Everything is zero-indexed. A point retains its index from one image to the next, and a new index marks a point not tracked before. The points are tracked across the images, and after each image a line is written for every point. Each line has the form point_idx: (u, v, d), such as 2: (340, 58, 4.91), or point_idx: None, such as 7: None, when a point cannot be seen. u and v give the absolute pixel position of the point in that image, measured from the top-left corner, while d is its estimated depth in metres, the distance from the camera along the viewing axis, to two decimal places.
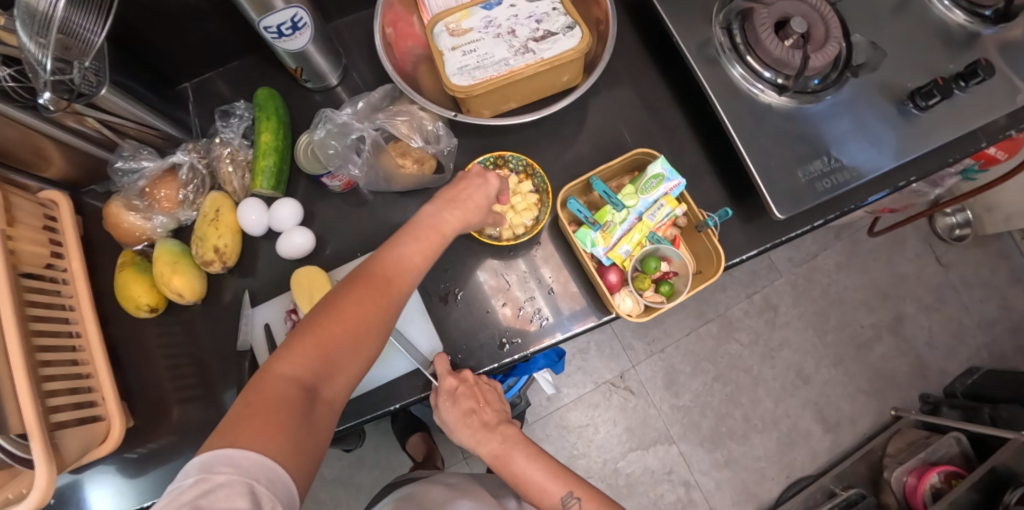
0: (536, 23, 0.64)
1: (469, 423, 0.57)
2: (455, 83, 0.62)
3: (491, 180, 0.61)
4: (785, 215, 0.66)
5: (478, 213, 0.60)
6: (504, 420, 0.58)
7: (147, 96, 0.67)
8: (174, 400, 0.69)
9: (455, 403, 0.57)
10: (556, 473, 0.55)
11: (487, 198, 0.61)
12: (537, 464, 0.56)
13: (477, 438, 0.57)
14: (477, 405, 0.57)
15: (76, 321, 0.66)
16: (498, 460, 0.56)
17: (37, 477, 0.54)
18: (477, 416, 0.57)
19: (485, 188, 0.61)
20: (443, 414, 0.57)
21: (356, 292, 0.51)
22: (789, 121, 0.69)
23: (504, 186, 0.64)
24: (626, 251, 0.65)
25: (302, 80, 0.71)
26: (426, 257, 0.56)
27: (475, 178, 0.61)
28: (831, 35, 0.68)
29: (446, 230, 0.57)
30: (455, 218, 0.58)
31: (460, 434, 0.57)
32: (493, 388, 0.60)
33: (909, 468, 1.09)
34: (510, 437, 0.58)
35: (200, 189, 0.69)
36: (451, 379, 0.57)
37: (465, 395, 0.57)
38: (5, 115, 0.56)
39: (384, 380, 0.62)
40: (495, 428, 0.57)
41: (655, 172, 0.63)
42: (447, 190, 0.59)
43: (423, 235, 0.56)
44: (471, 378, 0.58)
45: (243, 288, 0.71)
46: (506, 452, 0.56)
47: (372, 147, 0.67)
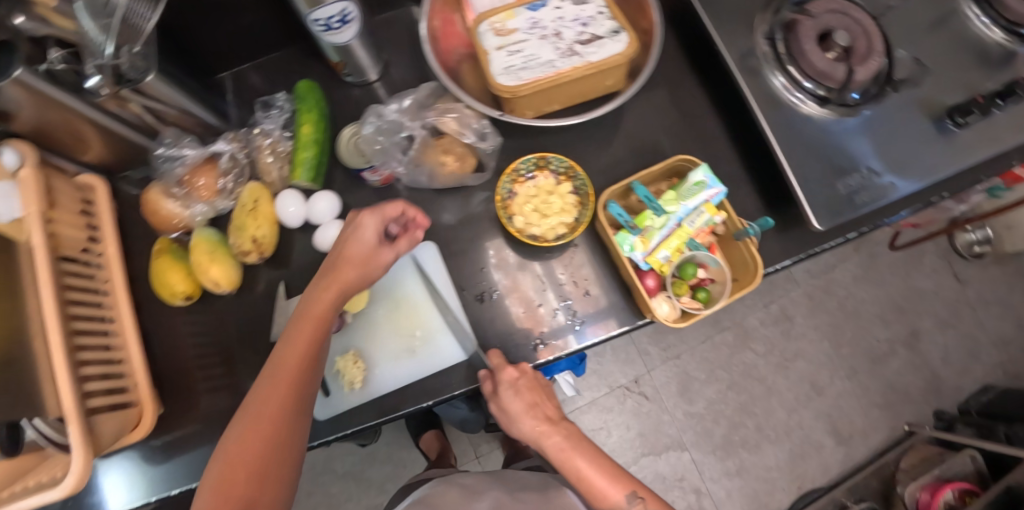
0: (581, 26, 0.65)
1: (535, 415, 0.58)
2: (500, 83, 0.62)
3: (364, 222, 0.57)
4: (823, 225, 0.65)
5: (369, 267, 0.57)
6: (566, 417, 0.60)
7: (189, 82, 0.66)
8: (202, 388, 0.69)
9: (517, 392, 0.58)
10: (618, 477, 0.55)
11: (367, 247, 0.57)
12: (599, 466, 0.55)
13: (540, 430, 0.57)
14: (538, 399, 0.59)
15: (110, 306, 0.66)
16: (562, 454, 0.56)
17: (73, 461, 0.54)
18: (539, 409, 0.59)
19: (361, 238, 0.57)
20: (507, 403, 0.58)
21: (248, 412, 0.49)
22: (829, 132, 0.69)
23: (383, 207, 0.58)
24: (664, 256, 0.64)
25: (343, 74, 0.71)
26: (312, 348, 0.53)
27: (349, 231, 0.57)
28: (874, 49, 0.69)
29: (325, 313, 0.55)
30: (333, 294, 0.56)
31: (523, 423, 0.58)
32: (550, 386, 0.62)
33: (922, 484, 1.08)
34: (573, 433, 0.58)
35: (239, 179, 0.69)
36: (513, 368, 0.59)
37: (526, 387, 0.59)
38: (56, 99, 0.57)
39: (420, 375, 0.64)
40: (558, 423, 0.58)
41: (696, 180, 0.63)
42: (324, 263, 0.57)
43: (301, 327, 0.54)
44: (531, 371, 0.60)
45: (276, 279, 0.71)
46: (570, 449, 0.56)
47: (422, 145, 0.68)
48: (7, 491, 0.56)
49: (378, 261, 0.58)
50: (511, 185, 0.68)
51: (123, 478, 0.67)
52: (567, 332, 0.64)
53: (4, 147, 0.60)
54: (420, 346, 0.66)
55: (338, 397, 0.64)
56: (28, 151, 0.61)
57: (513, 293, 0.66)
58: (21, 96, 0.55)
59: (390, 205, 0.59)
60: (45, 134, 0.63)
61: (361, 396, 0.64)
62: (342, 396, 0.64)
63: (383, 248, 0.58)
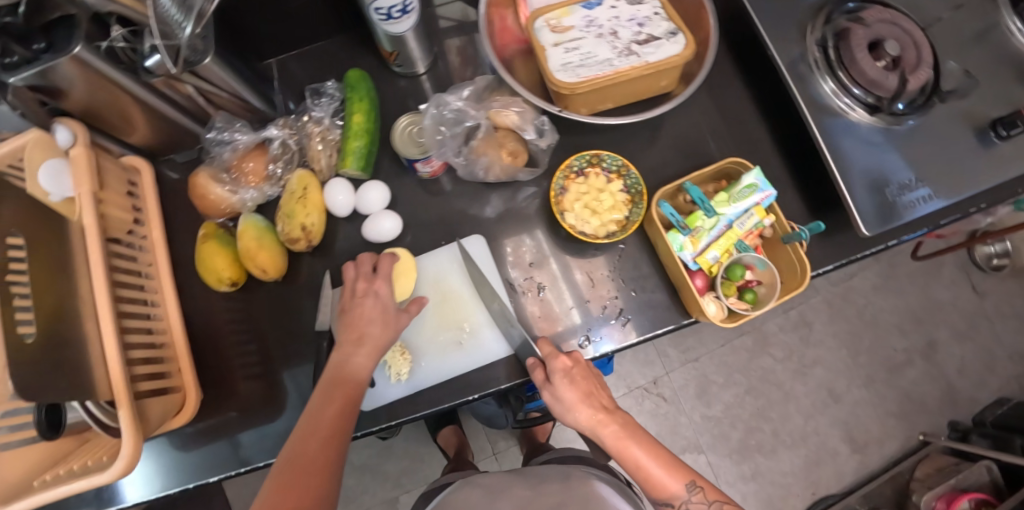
0: (638, 26, 0.65)
1: (591, 404, 0.60)
2: (559, 79, 0.62)
3: (380, 289, 0.63)
4: (871, 231, 0.66)
5: (389, 329, 0.62)
6: (619, 407, 0.62)
7: (242, 68, 0.66)
8: (241, 376, 0.68)
9: (572, 382, 0.60)
10: (673, 466, 0.59)
11: (385, 309, 0.62)
12: (655, 456, 0.58)
13: (598, 419, 0.60)
14: (592, 389, 0.61)
15: (153, 290, 0.66)
16: (620, 442, 0.59)
17: (124, 442, 0.54)
18: (595, 400, 0.61)
19: (378, 300, 0.62)
20: (563, 393, 0.59)
21: (282, 467, 0.51)
22: (877, 140, 0.68)
23: (382, 270, 0.64)
24: (714, 257, 0.65)
25: (394, 64, 0.71)
26: (346, 407, 0.56)
27: (365, 298, 0.62)
28: (923, 61, 0.69)
29: (355, 376, 0.59)
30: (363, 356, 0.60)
31: (580, 413, 0.60)
32: (600, 375, 0.63)
33: (938, 493, 1.09)
34: (628, 423, 0.61)
35: (289, 165, 0.70)
36: (566, 358, 0.60)
37: (580, 376, 0.61)
38: (106, 75, 0.55)
39: (469, 368, 0.66)
40: (614, 413, 0.60)
41: (748, 182, 0.64)
42: (343, 332, 0.60)
43: (334, 389, 0.57)
44: (583, 360, 0.62)
45: (320, 268, 0.70)
46: (627, 438, 0.59)
47: (484, 137, 0.67)
48: (51, 474, 0.57)
49: (395, 324, 0.62)
50: (563, 181, 0.68)
51: (157, 463, 0.66)
52: (581, 333, 0.66)
53: (56, 124, 0.59)
54: (468, 339, 0.67)
55: (384, 387, 0.65)
56: (80, 130, 0.60)
57: (563, 287, 0.68)
58: (75, 73, 0.54)
59: (386, 262, 0.64)
60: (94, 115, 0.62)
61: (407, 387, 0.65)
62: (388, 386, 0.65)
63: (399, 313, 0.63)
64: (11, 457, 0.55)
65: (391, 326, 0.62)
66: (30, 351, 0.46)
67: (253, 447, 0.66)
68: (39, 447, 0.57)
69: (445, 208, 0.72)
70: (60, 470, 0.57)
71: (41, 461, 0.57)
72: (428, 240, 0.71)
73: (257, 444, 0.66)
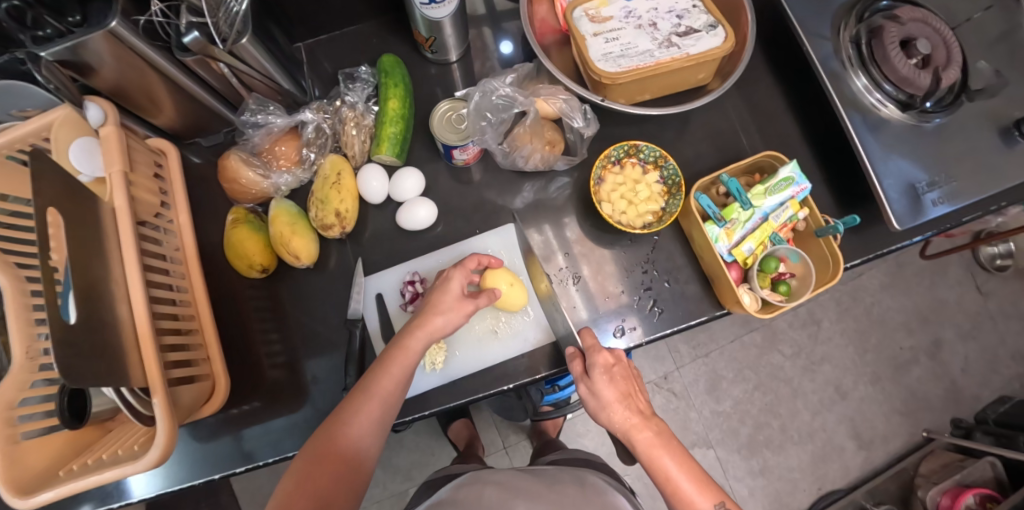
0: (677, 18, 0.64)
1: (627, 404, 0.58)
2: (600, 68, 0.62)
3: (452, 276, 0.62)
4: (902, 227, 0.66)
5: (451, 313, 0.60)
6: (656, 414, 0.59)
7: (276, 50, 0.65)
8: (266, 364, 0.67)
9: (611, 379, 0.59)
10: (704, 485, 0.55)
11: (453, 298, 0.60)
12: (687, 468, 0.55)
13: (631, 423, 0.57)
14: (631, 390, 0.59)
15: (182, 275, 0.63)
16: (652, 450, 0.56)
17: (158, 431, 0.51)
18: (632, 403, 0.59)
19: (444, 285, 0.61)
20: (601, 389, 0.58)
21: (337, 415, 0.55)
22: (908, 136, 0.68)
23: (467, 263, 0.63)
24: (749, 249, 0.65)
25: (428, 50, 0.70)
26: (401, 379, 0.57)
27: (436, 285, 0.61)
28: (952, 60, 0.68)
29: (414, 349, 0.58)
30: (421, 335, 0.58)
31: (614, 412, 0.58)
32: (641, 380, 0.62)
33: (943, 488, 1.11)
34: (664, 431, 0.58)
35: (322, 150, 0.69)
36: (608, 354, 0.60)
37: (620, 375, 0.60)
38: (140, 52, 0.53)
39: (504, 357, 0.66)
40: (651, 418, 0.58)
41: (785, 175, 0.63)
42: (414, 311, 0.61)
43: (392, 356, 0.57)
44: (624, 360, 0.61)
45: (350, 255, 0.70)
46: (661, 444, 0.56)
47: (531, 126, 0.66)
48: (78, 463, 0.54)
49: (458, 309, 0.60)
50: (601, 171, 0.68)
51: (177, 453, 0.64)
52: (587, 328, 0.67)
53: (86, 102, 0.56)
54: (504, 327, 0.67)
55: (418, 377, 0.65)
56: (111, 109, 0.57)
57: (601, 277, 0.68)
58: (106, 50, 0.52)
59: (470, 261, 0.64)
60: (123, 95, 0.59)
61: (442, 377, 0.65)
62: (423, 375, 0.65)
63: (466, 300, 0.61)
64: (38, 444, 0.52)
65: (456, 313, 0.60)
66: (72, 333, 0.45)
67: (279, 438, 0.65)
68: (64, 434, 0.55)
69: (479, 197, 0.71)
70: (88, 460, 0.55)
71: (68, 450, 0.55)
72: (461, 229, 0.71)
73: (283, 435, 0.65)
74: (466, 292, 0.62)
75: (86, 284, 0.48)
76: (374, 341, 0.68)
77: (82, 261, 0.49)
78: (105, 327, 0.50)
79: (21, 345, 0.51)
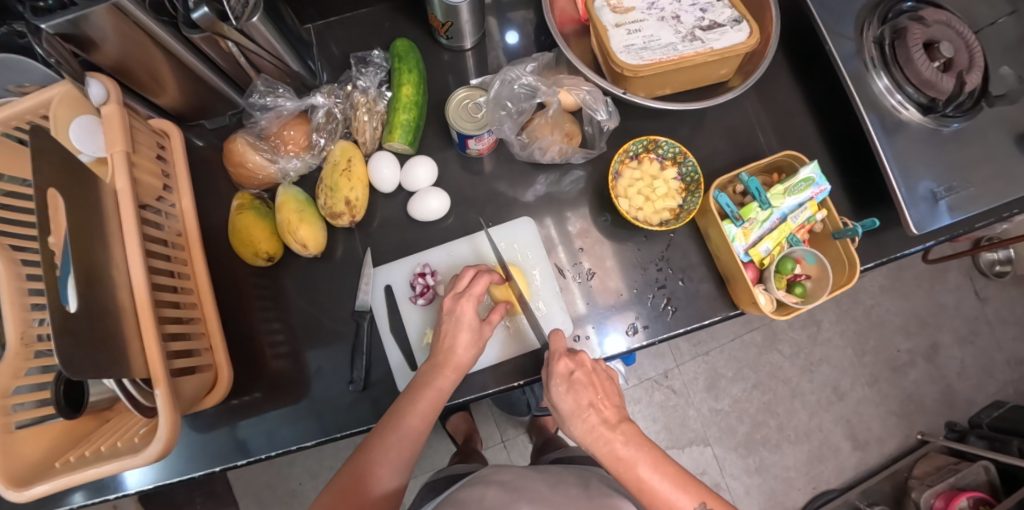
0: (701, 11, 0.63)
1: (587, 415, 0.57)
2: (622, 61, 0.60)
3: (466, 309, 0.59)
4: (920, 231, 0.65)
5: (475, 345, 0.59)
6: (624, 418, 0.58)
7: (286, 30, 0.62)
8: (267, 355, 0.65)
9: (570, 389, 0.58)
10: (683, 484, 0.55)
11: (472, 330, 0.58)
12: (663, 473, 0.55)
13: (594, 435, 0.56)
14: (594, 397, 0.58)
15: (184, 261, 0.61)
16: (619, 462, 0.55)
17: (160, 424, 0.49)
18: (594, 411, 0.57)
19: (459, 322, 0.58)
20: (558, 400, 0.58)
21: (363, 448, 0.55)
22: (927, 140, 0.67)
23: (474, 289, 0.59)
24: (766, 249, 0.64)
25: (443, 36, 0.68)
26: (428, 419, 0.56)
27: (447, 322, 0.58)
28: (975, 64, 0.67)
29: (445, 389, 0.57)
30: (449, 374, 0.58)
31: (574, 424, 0.57)
32: (610, 381, 0.61)
33: (937, 491, 1.12)
34: (632, 437, 0.56)
35: (332, 136, 0.68)
36: (568, 361, 0.59)
37: (580, 382, 0.59)
38: (144, 27, 0.50)
39: (517, 353, 0.66)
40: (616, 427, 0.57)
41: (805, 176, 0.63)
42: (432, 354, 0.59)
43: (420, 396, 0.56)
44: (587, 364, 0.60)
45: (358, 245, 0.68)
46: (631, 455, 0.55)
47: (552, 117, 0.65)
48: (75, 454, 0.53)
49: (480, 339, 0.59)
50: (619, 165, 0.67)
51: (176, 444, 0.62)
52: (592, 326, 0.66)
53: (88, 79, 0.54)
54: (513, 322, 0.66)
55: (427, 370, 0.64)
56: (114, 87, 0.54)
57: (616, 270, 0.67)
58: (109, 25, 0.49)
59: (477, 285, 0.59)
60: (125, 72, 0.56)
61: None
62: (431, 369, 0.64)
63: (484, 328, 0.60)
64: (31, 435, 0.51)
65: (478, 346, 0.59)
66: (74, 322, 0.42)
67: (281, 431, 0.63)
68: (60, 424, 0.53)
69: (490, 188, 0.70)
70: (84, 452, 0.53)
71: (62, 441, 0.53)
72: (472, 220, 0.69)
73: (285, 428, 0.63)
74: (482, 320, 0.59)
75: (86, 269, 0.46)
76: (381, 334, 0.66)
77: (83, 245, 0.46)
78: (107, 316, 0.47)
79: (15, 330, 0.50)
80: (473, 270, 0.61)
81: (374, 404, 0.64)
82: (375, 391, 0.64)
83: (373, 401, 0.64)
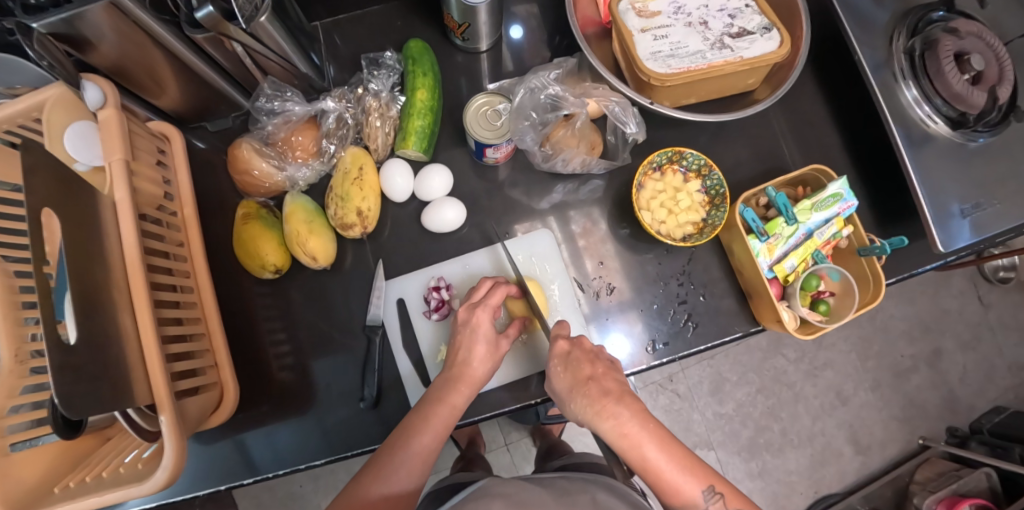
0: (729, 18, 0.60)
1: (586, 391, 0.52)
2: (648, 68, 0.58)
3: (481, 320, 0.56)
4: (946, 249, 0.64)
5: (492, 360, 0.56)
6: (629, 391, 0.52)
7: (293, 29, 0.59)
8: (274, 368, 0.63)
9: (567, 368, 0.54)
10: (690, 466, 0.49)
11: (488, 342, 0.56)
12: (669, 452, 0.49)
13: (598, 409, 0.50)
14: (595, 371, 0.53)
15: (188, 274, 0.58)
16: (625, 438, 0.49)
17: (165, 452, 0.47)
18: (593, 383, 0.52)
19: (474, 332, 0.56)
20: (554, 379, 0.54)
21: (369, 467, 0.52)
22: (954, 153, 0.65)
23: (490, 300, 0.57)
24: (791, 265, 0.62)
25: (459, 37, 0.65)
26: (439, 437, 0.53)
27: (462, 333, 0.56)
28: (1005, 78, 0.65)
29: (459, 406, 0.55)
30: (465, 390, 0.55)
31: (575, 402, 0.53)
32: (613, 361, 0.55)
33: (939, 497, 1.11)
34: (638, 413, 0.50)
35: (343, 142, 0.65)
36: (564, 341, 0.56)
37: (580, 359, 0.54)
38: (144, 26, 0.47)
39: (534, 370, 0.64)
40: (620, 400, 0.51)
41: (833, 191, 0.61)
42: (446, 368, 0.56)
43: (432, 411, 0.53)
44: (587, 345, 0.56)
45: (370, 254, 0.65)
46: (636, 433, 0.49)
47: (578, 129, 0.63)
48: (75, 480, 0.50)
49: (497, 353, 0.57)
50: (641, 177, 0.65)
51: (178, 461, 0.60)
52: (611, 342, 0.63)
53: (82, 81, 0.50)
54: (530, 338, 0.64)
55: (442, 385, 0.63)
56: (111, 89, 0.51)
57: (637, 284, 0.65)
58: (107, 25, 0.46)
59: (494, 296, 0.57)
60: (123, 73, 0.53)
61: None
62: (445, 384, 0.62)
63: (502, 341, 0.57)
64: (30, 457, 0.48)
65: (495, 359, 0.56)
66: (74, 355, 0.40)
67: (289, 448, 0.61)
68: (57, 444, 0.50)
69: (505, 197, 0.67)
70: (84, 477, 0.50)
71: (61, 463, 0.50)
72: (487, 230, 0.67)
73: (293, 444, 0.61)
74: (499, 332, 0.57)
75: (86, 291, 0.43)
76: (393, 349, 0.64)
77: (83, 266, 0.43)
78: (108, 339, 0.44)
79: (10, 347, 0.47)
80: (490, 282, 0.59)
81: (386, 419, 0.61)
82: (386, 406, 0.62)
83: (385, 418, 0.61)
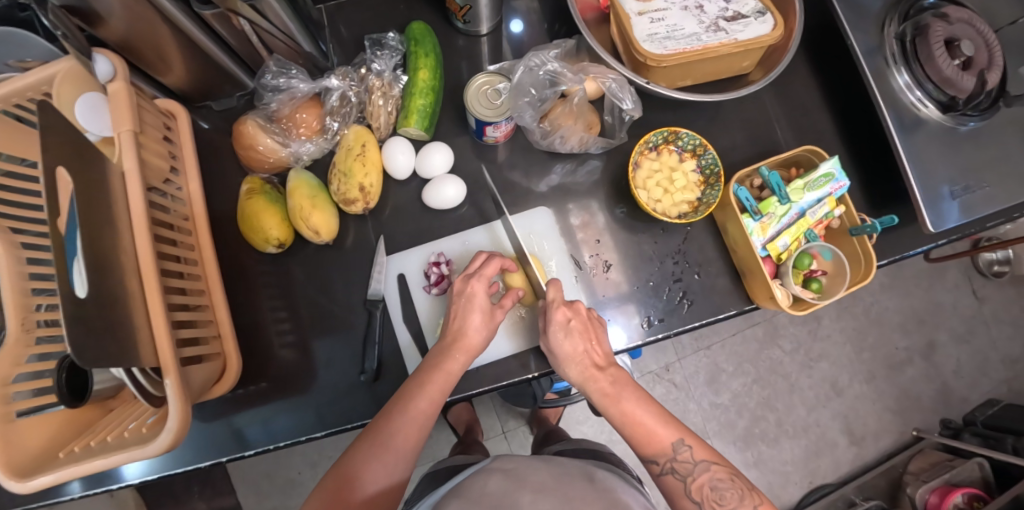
0: (724, 2, 0.62)
1: (581, 360, 0.57)
2: (645, 49, 0.59)
3: (476, 290, 0.58)
4: (937, 229, 0.65)
5: (487, 327, 0.57)
6: (613, 362, 0.58)
7: (297, 7, 0.60)
8: (275, 344, 0.64)
9: (568, 334, 0.57)
10: (665, 419, 0.56)
11: (482, 311, 0.58)
12: (645, 405, 0.56)
13: (588, 375, 0.57)
14: (589, 344, 0.57)
15: (192, 247, 0.59)
16: (607, 399, 0.56)
17: (170, 414, 0.48)
18: (587, 355, 0.57)
19: (469, 301, 0.58)
20: (555, 345, 0.57)
21: (370, 429, 0.53)
22: (945, 136, 0.66)
23: (484, 271, 0.59)
24: (784, 243, 0.64)
25: (460, 19, 0.67)
26: (435, 403, 0.54)
27: (458, 303, 0.58)
28: (994, 63, 0.67)
29: (455, 373, 0.56)
30: (461, 357, 0.56)
31: (570, 368, 0.57)
32: (603, 327, 0.60)
33: (931, 486, 1.13)
34: (619, 378, 0.58)
35: (345, 120, 0.66)
36: (566, 309, 0.57)
37: (578, 328, 0.57)
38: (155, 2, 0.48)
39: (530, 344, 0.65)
40: (605, 369, 0.57)
41: (825, 171, 0.62)
42: (442, 336, 0.58)
43: (429, 377, 0.55)
44: (585, 312, 0.59)
45: (371, 231, 0.67)
46: (616, 391, 0.56)
47: (576, 106, 0.64)
48: (80, 445, 0.51)
49: (492, 321, 0.58)
50: (638, 156, 0.66)
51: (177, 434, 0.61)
52: (608, 317, 0.65)
53: (93, 54, 0.51)
54: (528, 311, 0.66)
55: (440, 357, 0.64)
56: (120, 63, 0.52)
57: (633, 262, 0.66)
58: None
59: (489, 266, 0.59)
60: (132, 49, 0.54)
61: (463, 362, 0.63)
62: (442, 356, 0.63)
63: (496, 311, 0.59)
64: (35, 423, 0.49)
65: (490, 328, 0.58)
66: (84, 314, 0.41)
67: (288, 421, 0.62)
68: (61, 413, 0.51)
69: (504, 178, 0.69)
70: (89, 443, 0.51)
71: (66, 430, 0.51)
72: (486, 210, 0.68)
73: (292, 418, 0.62)
74: (493, 302, 0.59)
75: (96, 254, 0.44)
76: (393, 324, 0.65)
77: (93, 230, 0.44)
78: (116, 302, 0.45)
79: (16, 315, 0.48)
80: (484, 254, 0.61)
81: (385, 395, 0.63)
82: (384, 381, 0.63)
83: (383, 393, 0.63)
